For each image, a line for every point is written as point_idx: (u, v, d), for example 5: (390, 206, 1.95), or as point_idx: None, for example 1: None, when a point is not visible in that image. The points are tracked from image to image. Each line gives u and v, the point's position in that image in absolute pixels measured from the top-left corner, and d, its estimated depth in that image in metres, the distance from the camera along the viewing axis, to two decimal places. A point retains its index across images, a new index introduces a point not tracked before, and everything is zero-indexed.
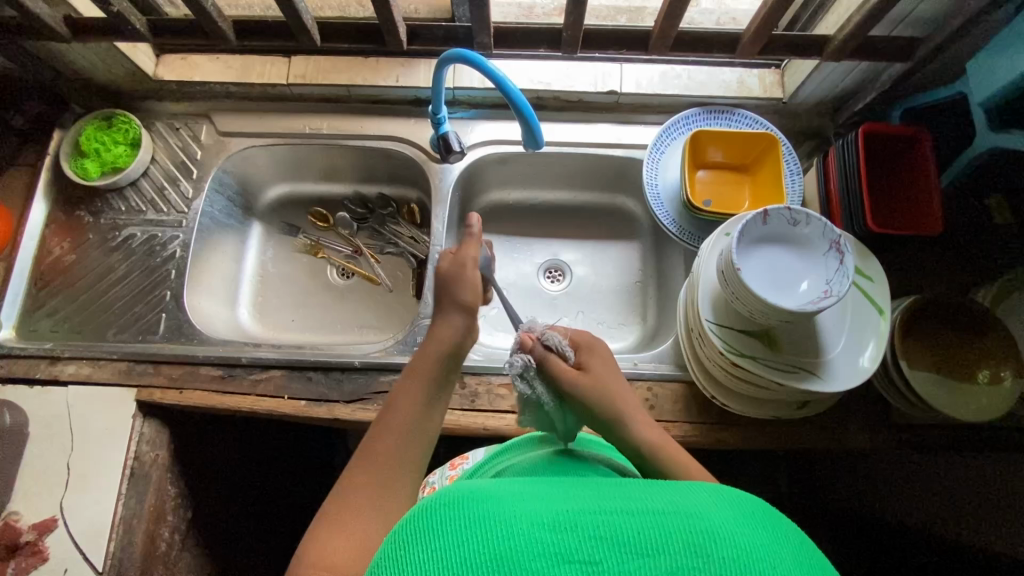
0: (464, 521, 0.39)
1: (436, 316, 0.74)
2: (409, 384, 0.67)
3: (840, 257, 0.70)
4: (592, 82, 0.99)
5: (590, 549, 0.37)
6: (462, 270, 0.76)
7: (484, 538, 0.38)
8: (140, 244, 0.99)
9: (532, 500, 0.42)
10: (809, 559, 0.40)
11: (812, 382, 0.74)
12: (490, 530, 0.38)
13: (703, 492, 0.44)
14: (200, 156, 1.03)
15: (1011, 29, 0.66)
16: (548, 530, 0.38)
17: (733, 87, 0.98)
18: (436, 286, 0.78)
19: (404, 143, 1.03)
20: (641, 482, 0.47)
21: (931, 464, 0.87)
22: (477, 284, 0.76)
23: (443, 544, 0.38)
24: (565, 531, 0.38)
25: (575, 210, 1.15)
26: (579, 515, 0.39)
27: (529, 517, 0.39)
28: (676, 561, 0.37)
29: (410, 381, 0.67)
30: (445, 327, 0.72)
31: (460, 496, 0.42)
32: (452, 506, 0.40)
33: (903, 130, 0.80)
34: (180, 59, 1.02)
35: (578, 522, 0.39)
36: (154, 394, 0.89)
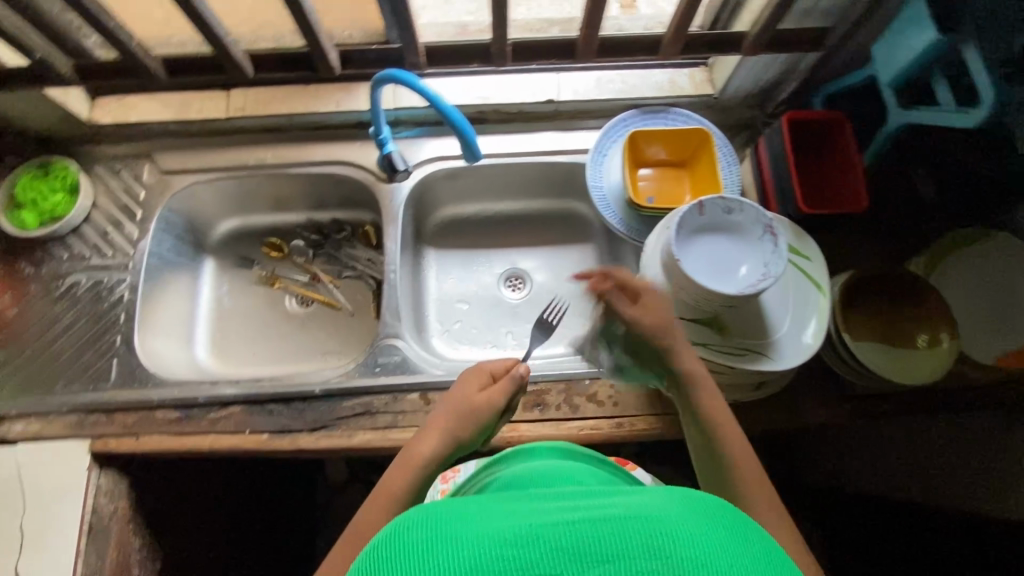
0: (422, 547, 0.38)
1: (422, 430, 0.76)
2: (380, 497, 0.67)
3: (774, 240, 0.73)
4: (530, 94, 1.02)
5: (549, 561, 0.37)
6: (470, 401, 0.75)
7: (442, 561, 0.37)
8: (86, 291, 0.96)
9: (494, 516, 0.41)
10: (771, 557, 0.40)
11: (763, 362, 0.76)
12: (449, 551, 0.38)
13: (667, 495, 0.43)
14: (143, 197, 1.02)
15: (908, 11, 0.71)
16: (508, 545, 0.38)
17: (665, 87, 1.02)
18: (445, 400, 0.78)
19: (351, 167, 1.03)
20: (609, 491, 0.47)
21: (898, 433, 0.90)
22: (481, 415, 0.75)
23: (405, 568, 0.37)
24: (524, 545, 0.38)
25: (528, 218, 1.18)
26: (541, 528, 0.39)
27: (490, 535, 0.39)
28: (637, 566, 0.36)
29: (382, 494, 0.68)
30: (425, 443, 0.73)
31: (421, 519, 0.41)
32: (412, 528, 0.40)
33: (824, 114, 0.84)
34: (115, 102, 1.02)
35: (539, 534, 0.38)
36: (109, 443, 0.86)
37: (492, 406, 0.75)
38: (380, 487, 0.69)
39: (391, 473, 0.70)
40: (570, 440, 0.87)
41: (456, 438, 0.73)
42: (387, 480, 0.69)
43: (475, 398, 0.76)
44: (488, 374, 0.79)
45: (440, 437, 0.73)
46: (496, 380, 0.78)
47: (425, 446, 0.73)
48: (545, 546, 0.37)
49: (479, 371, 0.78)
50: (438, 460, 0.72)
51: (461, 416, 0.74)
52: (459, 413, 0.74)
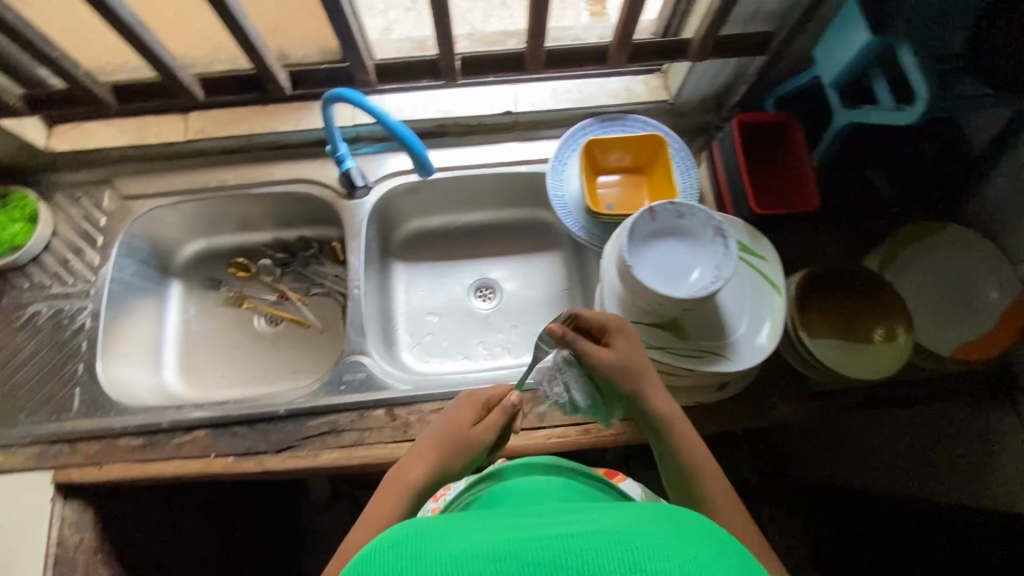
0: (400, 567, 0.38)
1: (412, 454, 0.74)
2: (368, 524, 0.66)
3: (725, 242, 0.74)
4: (489, 106, 1.03)
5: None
6: (469, 431, 0.74)
7: None
8: (47, 320, 0.96)
9: (477, 533, 0.40)
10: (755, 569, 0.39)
11: (720, 364, 0.77)
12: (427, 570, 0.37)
13: (651, 509, 0.43)
14: (104, 223, 1.01)
15: (842, 14, 0.72)
16: (488, 562, 0.37)
17: (621, 95, 1.03)
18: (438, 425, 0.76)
19: (314, 184, 1.04)
20: (594, 508, 0.47)
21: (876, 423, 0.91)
22: (477, 445, 0.74)
23: None
24: (504, 561, 0.37)
25: (496, 228, 1.18)
26: (521, 544, 0.38)
27: (469, 553, 0.38)
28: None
29: (371, 521, 0.66)
30: (417, 469, 0.71)
31: (397, 538, 0.40)
32: (394, 548, 0.39)
33: (773, 116, 0.85)
34: (73, 129, 1.02)
35: (519, 551, 0.37)
36: (72, 473, 0.85)
37: (489, 436, 0.75)
38: (371, 515, 0.67)
39: (381, 501, 0.69)
40: (537, 449, 0.87)
41: (450, 467, 0.72)
42: (378, 508, 0.68)
43: (474, 429, 0.74)
44: (484, 405, 0.77)
45: (429, 466, 0.71)
46: (490, 410, 0.77)
47: (413, 473, 0.71)
48: (525, 557, 0.37)
49: (475, 399, 0.77)
50: (429, 488, 0.71)
51: (453, 445, 0.73)
52: (454, 442, 0.73)
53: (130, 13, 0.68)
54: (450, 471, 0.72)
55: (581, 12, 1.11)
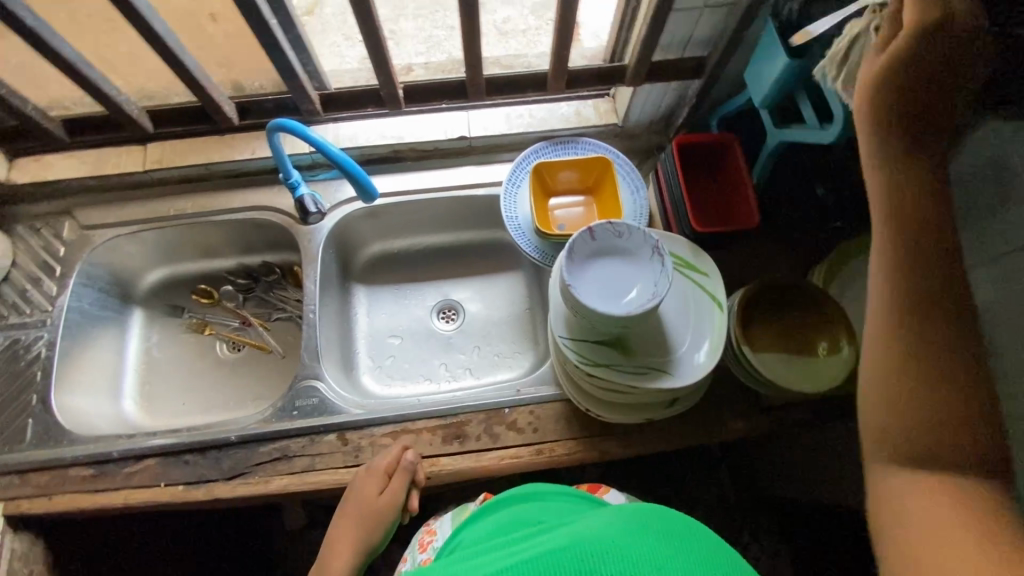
0: None
1: (334, 530, 0.84)
2: None
3: (662, 261, 0.76)
4: (442, 132, 1.05)
5: None
6: (372, 505, 0.82)
7: None
8: (3, 351, 0.96)
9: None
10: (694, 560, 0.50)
11: (662, 380, 0.78)
12: None
13: (605, 518, 0.54)
14: (63, 253, 1.02)
15: (765, 38, 0.75)
16: None
17: (571, 119, 1.06)
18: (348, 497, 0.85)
19: (272, 211, 1.05)
20: (558, 530, 0.57)
21: (831, 436, 0.91)
22: (385, 515, 0.82)
23: None
24: None
25: (458, 249, 1.20)
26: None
27: None
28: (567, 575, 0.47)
29: None
30: (341, 553, 0.82)
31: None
32: None
33: (711, 136, 0.87)
34: (33, 162, 1.03)
35: None
36: (22, 505, 0.85)
37: (396, 505, 0.82)
38: None
39: None
40: (489, 471, 0.86)
41: (365, 541, 0.82)
42: None
43: (377, 501, 0.82)
44: (381, 475, 0.83)
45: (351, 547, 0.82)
46: (392, 478, 0.83)
47: (340, 560, 0.82)
48: None
49: (371, 474, 0.83)
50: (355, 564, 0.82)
51: (366, 520, 0.82)
52: (363, 518, 0.82)
53: (76, 55, 0.70)
54: (369, 541, 0.83)
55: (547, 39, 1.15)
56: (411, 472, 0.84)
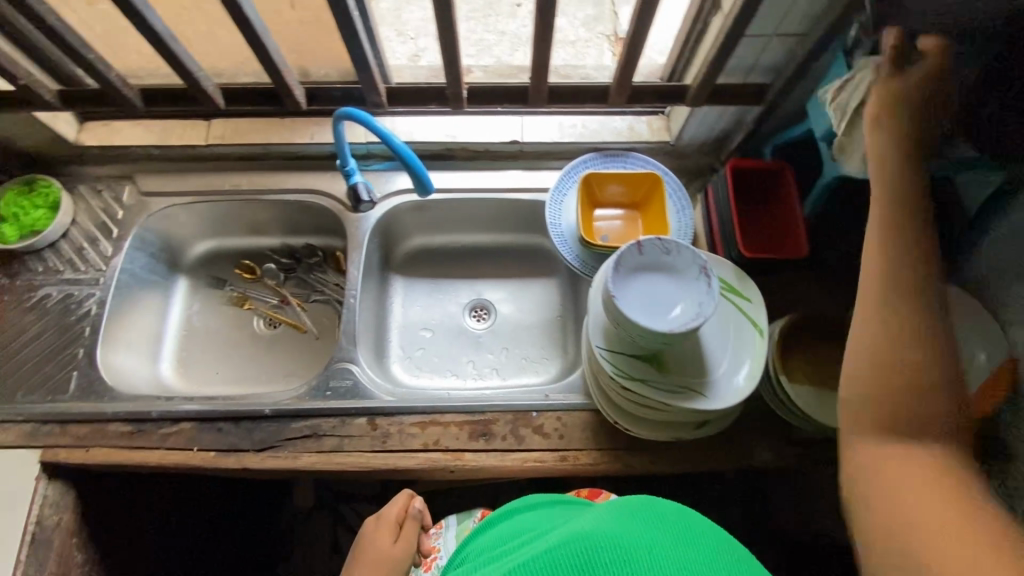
0: None
1: None
2: None
3: (708, 281, 0.76)
4: (495, 134, 1.07)
5: None
6: (388, 552, 0.84)
7: None
8: (56, 303, 0.99)
9: None
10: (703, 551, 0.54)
11: (697, 401, 0.78)
12: None
13: (602, 514, 0.60)
14: (121, 216, 1.06)
15: (831, 71, 0.75)
16: None
17: (624, 133, 1.07)
18: (357, 555, 0.86)
19: (324, 195, 1.08)
20: (560, 527, 0.62)
21: None
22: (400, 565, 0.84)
23: None
24: None
25: (496, 251, 1.21)
26: None
27: None
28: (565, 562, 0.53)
29: None
30: None
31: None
32: None
33: (766, 163, 0.88)
34: (102, 126, 1.07)
35: None
36: (59, 454, 0.87)
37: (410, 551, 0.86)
38: None
39: None
40: (513, 471, 0.87)
41: None
42: None
43: (393, 550, 0.85)
44: (392, 524, 0.88)
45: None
46: (403, 527, 0.88)
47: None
48: None
49: (383, 524, 0.87)
50: None
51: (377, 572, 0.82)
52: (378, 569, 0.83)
53: (166, 30, 0.74)
54: None
55: (604, 54, 1.18)
56: (423, 521, 0.89)
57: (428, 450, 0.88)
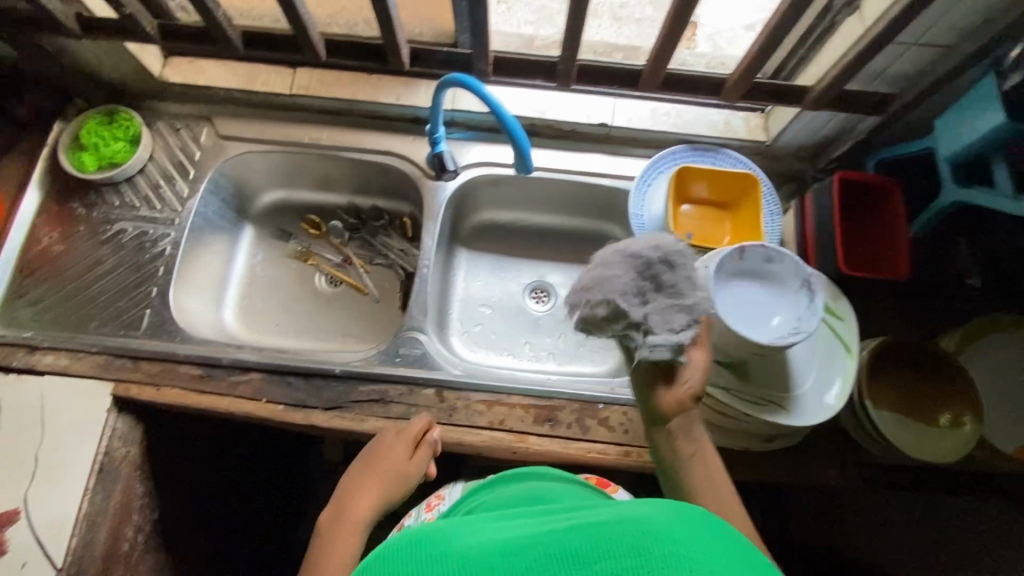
0: (418, 556, 0.45)
1: (349, 483, 0.77)
2: None
3: (811, 296, 0.74)
4: (585, 114, 1.03)
5: (541, 563, 0.42)
6: (405, 464, 0.79)
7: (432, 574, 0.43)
8: (130, 240, 0.99)
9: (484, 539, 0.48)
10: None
11: (780, 416, 0.77)
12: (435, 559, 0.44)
13: (661, 505, 0.47)
14: (198, 158, 1.05)
15: (976, 91, 0.71)
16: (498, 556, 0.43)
17: (718, 128, 1.03)
18: (365, 453, 0.81)
19: (402, 159, 1.06)
20: (601, 509, 0.50)
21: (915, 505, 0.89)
22: (413, 478, 0.79)
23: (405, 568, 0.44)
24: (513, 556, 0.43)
25: (563, 234, 1.19)
26: (529, 548, 0.44)
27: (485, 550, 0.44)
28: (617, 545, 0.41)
29: None
30: (362, 503, 0.75)
31: (377, 556, 0.46)
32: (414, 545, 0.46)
33: (874, 179, 0.84)
34: (187, 63, 1.05)
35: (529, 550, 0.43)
36: (131, 389, 0.88)
37: (423, 471, 0.80)
38: None
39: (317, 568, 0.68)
40: (576, 460, 0.87)
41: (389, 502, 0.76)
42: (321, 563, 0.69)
43: (408, 464, 0.79)
44: (410, 437, 0.82)
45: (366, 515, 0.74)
46: (420, 446, 0.82)
47: (343, 547, 0.70)
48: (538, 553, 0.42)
49: (404, 434, 0.82)
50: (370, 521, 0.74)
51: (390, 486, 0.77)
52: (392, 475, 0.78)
53: None
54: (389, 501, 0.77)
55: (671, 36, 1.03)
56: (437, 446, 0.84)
57: (492, 429, 0.88)
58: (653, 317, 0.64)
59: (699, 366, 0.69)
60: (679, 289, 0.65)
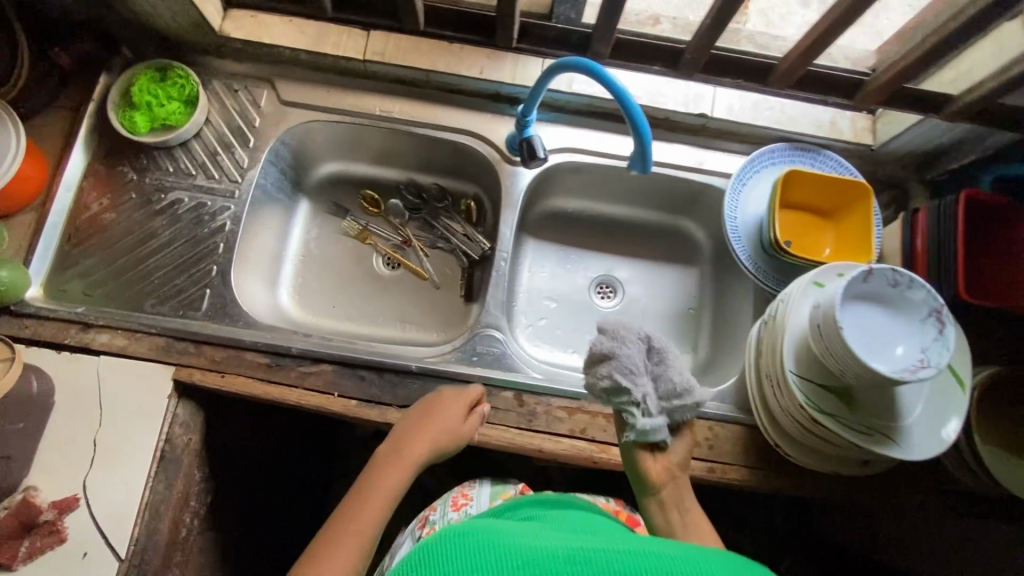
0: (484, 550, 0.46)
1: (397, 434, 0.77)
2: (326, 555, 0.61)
3: (940, 327, 0.69)
4: (683, 102, 0.96)
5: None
6: (458, 427, 0.77)
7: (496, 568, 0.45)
8: (187, 212, 0.92)
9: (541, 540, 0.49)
10: None
11: (888, 447, 0.73)
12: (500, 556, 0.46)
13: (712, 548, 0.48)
14: (258, 125, 0.96)
15: None
16: (560, 562, 0.44)
17: (824, 127, 0.96)
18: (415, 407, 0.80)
19: (479, 140, 0.98)
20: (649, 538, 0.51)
21: None
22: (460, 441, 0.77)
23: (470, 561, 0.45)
24: (576, 564, 0.44)
25: (634, 227, 1.13)
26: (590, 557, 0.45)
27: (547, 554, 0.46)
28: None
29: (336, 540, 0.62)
30: (410, 451, 0.74)
31: (442, 542, 0.48)
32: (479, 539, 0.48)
33: (1004, 200, 0.79)
34: (248, 17, 0.95)
35: (590, 560, 0.44)
36: (194, 374, 0.83)
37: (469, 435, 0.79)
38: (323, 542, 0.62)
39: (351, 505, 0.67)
40: None
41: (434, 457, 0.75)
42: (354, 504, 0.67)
43: (460, 426, 0.77)
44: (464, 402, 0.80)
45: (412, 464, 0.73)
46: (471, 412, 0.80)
47: (388, 481, 0.70)
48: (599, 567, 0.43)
49: (458, 396, 0.80)
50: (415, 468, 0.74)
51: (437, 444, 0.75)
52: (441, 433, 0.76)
53: None
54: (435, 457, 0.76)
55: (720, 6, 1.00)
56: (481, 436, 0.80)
57: (574, 437, 0.84)
58: (649, 398, 0.65)
59: (684, 440, 0.72)
60: (666, 375, 0.66)
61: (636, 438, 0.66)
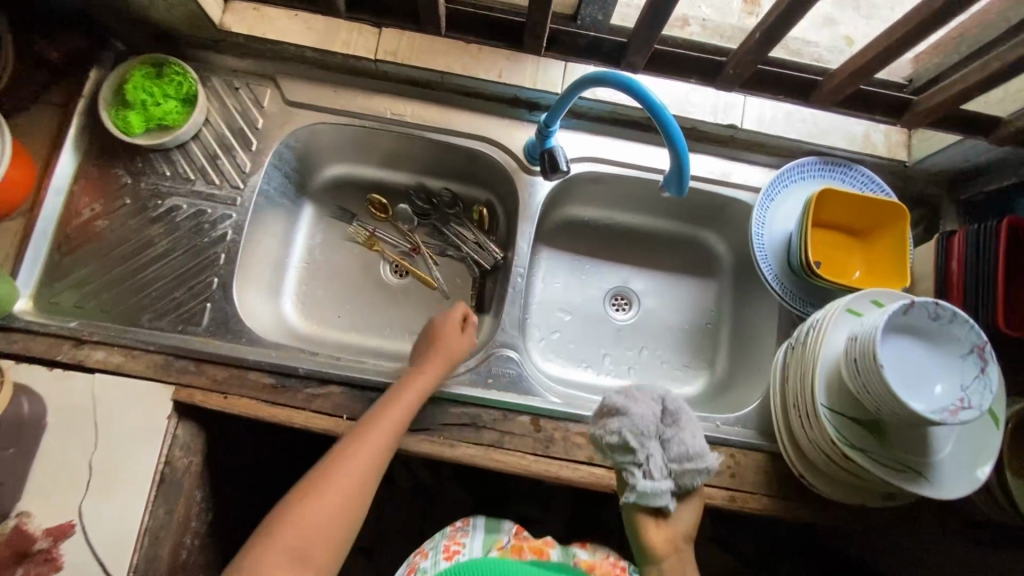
0: None
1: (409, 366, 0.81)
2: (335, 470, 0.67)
3: (982, 365, 0.66)
4: (711, 111, 0.91)
5: None
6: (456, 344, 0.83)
7: None
8: (186, 219, 0.87)
9: None
10: None
11: (919, 484, 0.71)
12: None
13: None
14: (261, 126, 0.91)
15: None
16: None
17: (857, 141, 0.92)
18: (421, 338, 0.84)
19: (496, 147, 0.94)
20: None
21: None
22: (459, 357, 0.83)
23: None
24: None
25: (652, 237, 1.09)
26: None
27: None
28: None
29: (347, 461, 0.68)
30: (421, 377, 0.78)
31: None
32: None
33: None
34: (251, 9, 0.88)
35: None
36: (195, 395, 0.79)
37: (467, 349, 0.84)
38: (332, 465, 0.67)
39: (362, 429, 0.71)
40: None
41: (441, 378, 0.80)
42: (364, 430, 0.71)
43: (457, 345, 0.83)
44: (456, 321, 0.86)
45: (424, 384, 0.77)
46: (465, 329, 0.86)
47: (400, 405, 0.74)
48: None
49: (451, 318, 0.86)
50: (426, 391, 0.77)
51: (443, 367, 0.80)
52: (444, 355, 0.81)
53: None
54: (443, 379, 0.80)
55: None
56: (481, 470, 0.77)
57: (592, 464, 0.81)
58: (653, 461, 0.67)
59: (689, 508, 0.71)
60: (672, 440, 0.68)
61: (636, 500, 0.67)
